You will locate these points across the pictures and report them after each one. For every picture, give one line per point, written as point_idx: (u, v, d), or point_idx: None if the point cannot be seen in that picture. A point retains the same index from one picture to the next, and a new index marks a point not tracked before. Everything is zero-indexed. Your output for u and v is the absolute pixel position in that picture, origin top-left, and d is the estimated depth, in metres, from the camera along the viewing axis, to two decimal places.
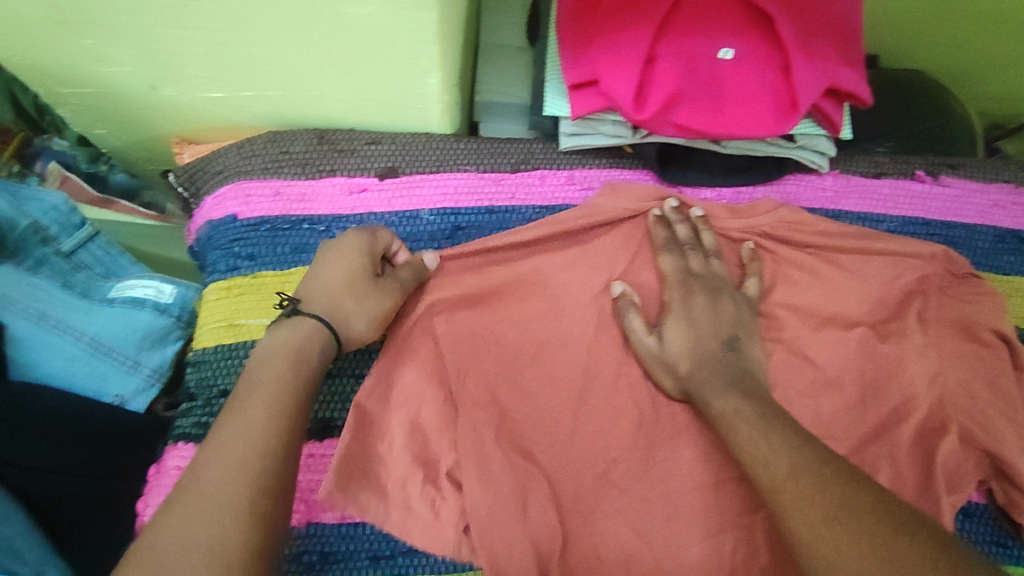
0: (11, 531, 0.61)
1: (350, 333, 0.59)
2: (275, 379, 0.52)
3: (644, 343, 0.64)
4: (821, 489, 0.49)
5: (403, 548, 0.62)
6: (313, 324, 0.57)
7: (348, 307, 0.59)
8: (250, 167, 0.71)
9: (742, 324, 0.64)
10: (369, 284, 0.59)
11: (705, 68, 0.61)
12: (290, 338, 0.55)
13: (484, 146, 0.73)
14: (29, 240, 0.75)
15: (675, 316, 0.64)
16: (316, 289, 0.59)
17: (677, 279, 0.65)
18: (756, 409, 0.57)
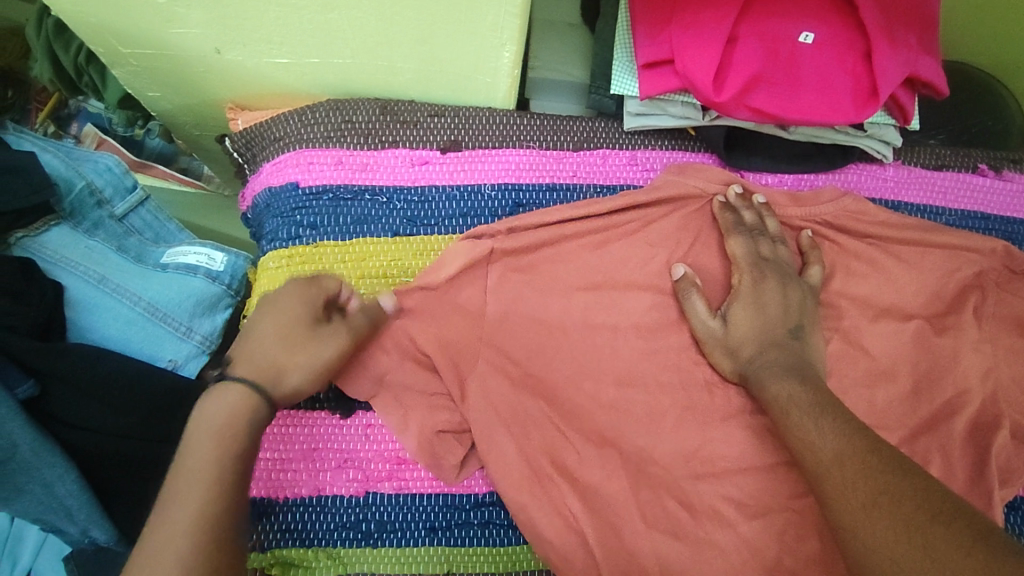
0: (64, 490, 0.65)
1: (284, 390, 0.55)
2: (210, 454, 0.49)
3: (708, 328, 0.64)
4: (863, 477, 0.49)
5: (459, 520, 0.61)
6: (240, 390, 0.53)
7: (280, 362, 0.55)
8: (312, 135, 0.71)
9: (807, 311, 0.64)
10: (311, 334, 0.56)
11: (785, 52, 0.61)
12: (219, 417, 0.51)
13: (546, 122, 0.73)
14: (85, 203, 0.74)
15: (743, 298, 0.64)
16: (247, 347, 0.55)
17: (748, 261, 0.65)
18: (810, 392, 0.58)
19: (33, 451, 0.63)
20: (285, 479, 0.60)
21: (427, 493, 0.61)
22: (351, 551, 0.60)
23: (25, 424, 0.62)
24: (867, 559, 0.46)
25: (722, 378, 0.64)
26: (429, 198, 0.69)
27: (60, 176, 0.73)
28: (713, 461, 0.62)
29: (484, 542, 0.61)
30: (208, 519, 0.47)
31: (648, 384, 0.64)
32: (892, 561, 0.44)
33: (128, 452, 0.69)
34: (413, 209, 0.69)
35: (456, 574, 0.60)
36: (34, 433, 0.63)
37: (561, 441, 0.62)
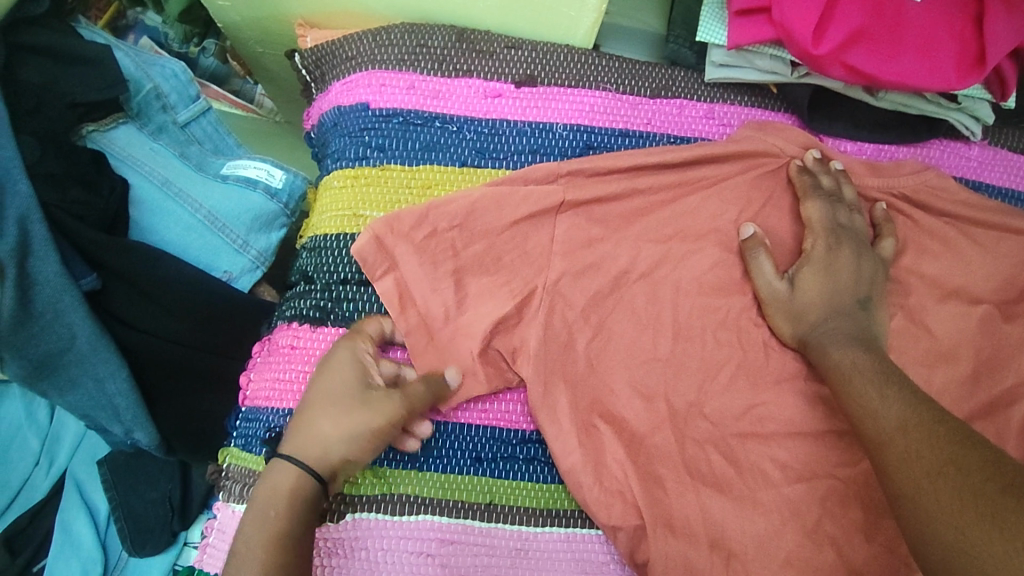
0: (116, 388, 0.66)
1: (332, 461, 0.55)
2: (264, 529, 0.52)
3: (775, 291, 0.62)
4: (924, 447, 0.48)
5: (503, 454, 0.62)
6: (285, 463, 0.55)
7: (332, 436, 0.55)
8: (386, 56, 0.69)
9: (878, 284, 0.63)
10: (359, 411, 0.56)
11: (891, 9, 0.58)
12: (272, 493, 0.54)
13: (626, 66, 0.71)
14: (151, 105, 0.74)
15: (815, 263, 0.63)
16: (299, 422, 0.57)
17: (823, 226, 0.63)
18: (877, 364, 0.56)
19: (90, 344, 0.64)
20: None
21: (476, 425, 0.62)
22: (397, 471, 0.60)
23: (87, 316, 0.63)
24: (927, 526, 0.45)
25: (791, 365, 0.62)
26: (499, 131, 0.68)
27: (130, 75, 0.72)
28: (766, 423, 0.61)
29: (527, 477, 0.62)
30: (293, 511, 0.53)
31: (706, 341, 0.63)
32: (953, 532, 0.43)
33: (176, 357, 0.70)
34: (482, 141, 0.68)
35: (498, 505, 0.60)
36: (93, 328, 0.64)
37: (613, 390, 0.61)
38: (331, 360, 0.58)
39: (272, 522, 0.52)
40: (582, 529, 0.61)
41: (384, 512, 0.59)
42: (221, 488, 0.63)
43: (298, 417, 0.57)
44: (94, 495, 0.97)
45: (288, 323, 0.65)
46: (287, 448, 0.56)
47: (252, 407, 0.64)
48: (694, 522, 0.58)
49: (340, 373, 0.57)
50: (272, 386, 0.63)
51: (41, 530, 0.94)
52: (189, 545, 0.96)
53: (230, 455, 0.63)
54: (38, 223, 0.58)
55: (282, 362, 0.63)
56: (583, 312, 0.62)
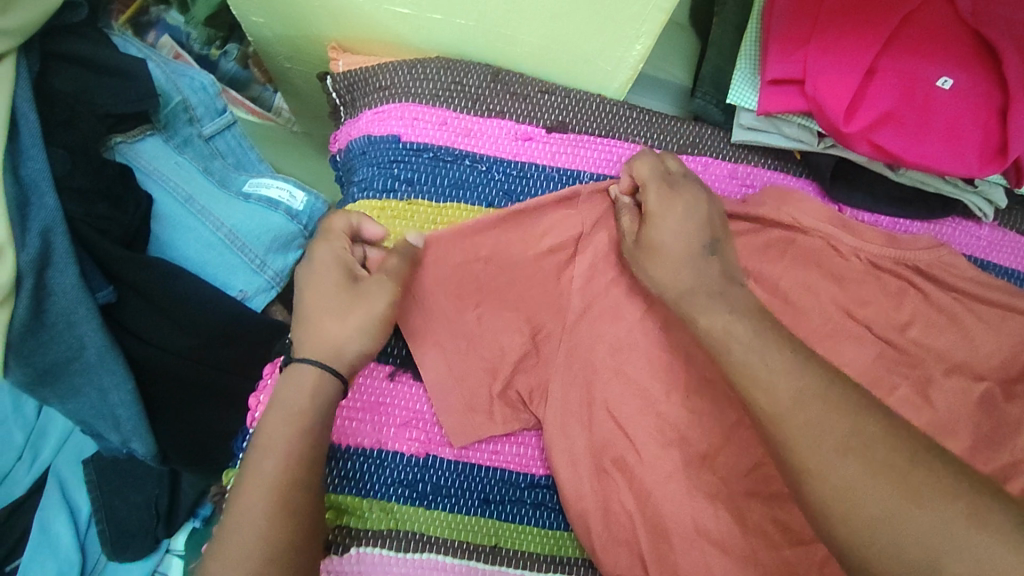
0: (120, 399, 0.66)
1: (348, 360, 0.57)
2: (286, 437, 0.52)
3: (630, 244, 0.63)
4: (830, 404, 0.50)
5: (512, 496, 0.63)
6: (304, 366, 0.55)
7: (342, 334, 0.56)
8: (420, 90, 0.70)
9: (721, 228, 0.63)
10: (350, 300, 0.57)
11: (922, 93, 0.60)
12: (292, 396, 0.54)
13: (656, 119, 0.72)
14: (178, 118, 0.73)
15: (655, 217, 0.62)
16: (304, 325, 0.57)
17: (658, 179, 0.63)
18: (766, 323, 0.56)
19: (99, 355, 0.64)
20: (348, 428, 0.61)
21: (487, 465, 0.63)
22: (405, 508, 0.60)
23: (99, 328, 0.62)
24: (835, 495, 0.46)
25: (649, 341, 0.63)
26: (527, 174, 0.69)
27: (161, 88, 0.72)
28: (772, 481, 0.62)
29: (534, 522, 0.62)
30: (272, 512, 0.50)
31: (719, 397, 0.64)
32: (870, 503, 0.45)
33: (184, 373, 0.70)
34: (511, 183, 0.69)
35: (503, 549, 0.61)
36: (105, 340, 0.63)
37: (626, 438, 0.63)
38: (313, 259, 0.60)
39: (293, 426, 0.53)
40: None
41: (389, 549, 0.58)
42: None
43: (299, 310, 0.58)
44: (77, 495, 0.98)
45: None
46: (304, 352, 0.56)
47: None
48: None
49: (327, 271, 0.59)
50: None
51: (19, 529, 0.94)
52: (171, 553, 0.98)
53: (234, 477, 0.63)
54: (61, 235, 0.58)
55: None
56: (599, 363, 0.65)
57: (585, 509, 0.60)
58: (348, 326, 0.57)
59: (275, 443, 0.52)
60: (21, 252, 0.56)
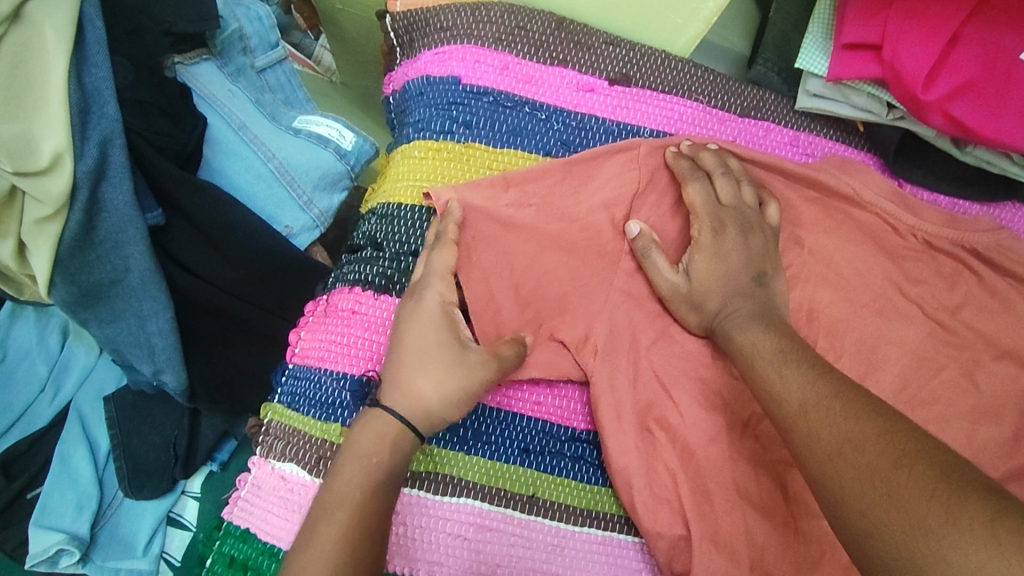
0: (157, 327, 0.65)
1: (430, 418, 0.53)
2: (356, 490, 0.49)
3: (669, 283, 0.61)
4: (838, 396, 0.48)
5: (551, 449, 0.61)
6: (384, 416, 0.52)
7: (426, 386, 0.53)
8: (483, 33, 0.68)
9: (769, 256, 0.62)
10: (457, 367, 0.54)
11: (1004, 64, 0.59)
12: (368, 453, 0.51)
13: (720, 81, 0.71)
14: (233, 46, 0.72)
15: (705, 250, 0.61)
16: (395, 371, 0.54)
17: (706, 211, 0.62)
18: (798, 346, 0.55)
19: (142, 280, 0.63)
20: None
21: (528, 416, 0.61)
22: (444, 452, 0.59)
23: (146, 251, 0.61)
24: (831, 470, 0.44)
25: (686, 330, 0.62)
26: (588, 126, 0.67)
27: (220, 14, 0.70)
28: None
29: (573, 476, 0.61)
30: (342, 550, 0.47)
31: None
32: (858, 507, 0.42)
33: (224, 308, 0.69)
34: (570, 133, 0.67)
35: (539, 499, 0.59)
36: (149, 264, 0.62)
37: (669, 399, 0.61)
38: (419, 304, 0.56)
39: (359, 481, 0.50)
40: (620, 534, 0.60)
41: (427, 491, 0.58)
42: (260, 444, 0.61)
43: (390, 354, 0.55)
44: (95, 430, 0.93)
45: (349, 286, 0.63)
46: (389, 400, 0.53)
47: (303, 365, 0.62)
48: (737, 540, 0.56)
49: (420, 324, 0.55)
50: (326, 347, 0.61)
51: (39, 457, 0.91)
52: (186, 495, 0.95)
53: (272, 412, 0.61)
54: (118, 148, 0.57)
55: (339, 324, 0.61)
56: (647, 321, 0.63)
57: (624, 467, 0.58)
58: (446, 394, 0.53)
59: (346, 490, 0.50)
60: (78, 162, 0.55)
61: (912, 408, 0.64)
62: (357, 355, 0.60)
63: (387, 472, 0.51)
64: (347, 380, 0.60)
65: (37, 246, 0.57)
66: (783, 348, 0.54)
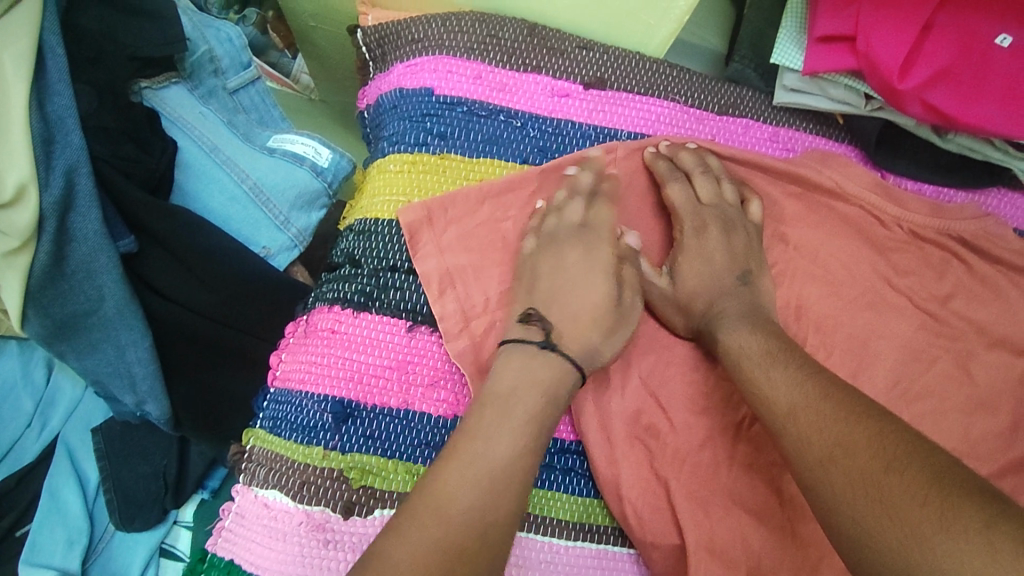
0: (136, 356, 0.64)
1: (597, 361, 0.57)
2: (517, 426, 0.50)
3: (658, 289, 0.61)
4: (828, 395, 0.47)
5: (540, 462, 0.59)
6: (559, 356, 0.55)
7: (601, 330, 0.57)
8: (454, 43, 0.67)
9: (753, 254, 0.62)
10: (614, 314, 0.58)
11: (979, 49, 0.58)
12: (529, 382, 0.53)
13: (696, 80, 0.70)
14: (203, 68, 0.71)
15: (689, 250, 0.61)
16: (555, 303, 0.58)
17: (689, 212, 0.61)
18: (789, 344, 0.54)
19: (118, 308, 0.61)
20: (375, 388, 0.59)
21: None
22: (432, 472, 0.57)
23: (119, 279, 0.60)
24: (822, 473, 0.44)
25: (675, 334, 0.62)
26: (563, 131, 0.66)
27: (188, 35, 0.69)
28: None
29: (562, 488, 0.59)
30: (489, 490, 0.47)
31: None
32: (851, 513, 0.41)
33: (203, 333, 0.68)
34: (546, 139, 0.66)
35: (530, 514, 0.58)
36: (124, 292, 0.61)
37: (660, 405, 0.59)
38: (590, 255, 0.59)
39: (524, 411, 0.51)
40: (614, 546, 0.58)
41: None
42: (243, 472, 0.59)
43: (546, 300, 0.58)
44: (84, 462, 0.92)
45: (328, 305, 0.61)
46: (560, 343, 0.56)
47: (285, 388, 0.60)
48: (734, 547, 0.55)
49: (569, 274, 0.59)
50: (307, 369, 0.60)
51: (27, 494, 0.89)
52: (178, 526, 0.92)
53: (254, 437, 0.60)
54: (85, 176, 0.56)
55: (320, 345, 0.60)
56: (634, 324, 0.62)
57: (616, 479, 0.57)
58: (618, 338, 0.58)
59: (512, 421, 0.50)
60: (44, 193, 0.54)
61: (907, 402, 0.63)
62: (338, 376, 0.59)
63: (547, 408, 0.52)
64: (328, 402, 0.58)
65: (6, 279, 0.55)
66: (771, 350, 0.53)
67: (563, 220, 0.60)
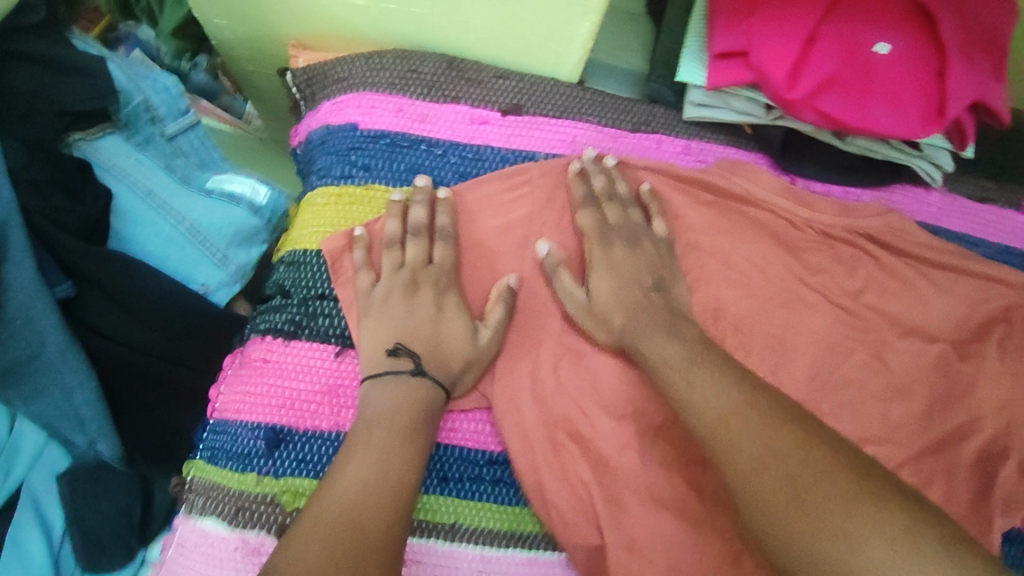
0: (81, 398, 0.65)
1: (451, 369, 0.61)
2: (389, 451, 0.53)
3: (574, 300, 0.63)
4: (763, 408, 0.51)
5: (470, 474, 0.62)
6: (425, 380, 0.59)
7: (463, 353, 0.61)
8: (376, 79, 0.70)
9: (663, 263, 0.65)
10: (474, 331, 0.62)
11: (862, 57, 0.61)
12: (387, 408, 0.56)
13: (608, 101, 0.74)
14: (140, 117, 0.74)
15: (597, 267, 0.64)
16: (421, 331, 0.61)
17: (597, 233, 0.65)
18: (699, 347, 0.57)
19: (59, 352, 0.63)
20: (306, 412, 0.62)
21: (443, 443, 0.62)
22: None
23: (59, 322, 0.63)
24: (752, 473, 0.47)
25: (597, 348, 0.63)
26: (483, 157, 0.70)
27: (122, 87, 0.72)
28: None
29: (492, 499, 0.62)
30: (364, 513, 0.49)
31: None
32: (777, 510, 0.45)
33: (148, 371, 0.70)
34: (466, 165, 0.69)
35: (463, 526, 0.60)
36: (65, 335, 0.63)
37: (583, 412, 0.61)
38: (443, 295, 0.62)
39: (390, 443, 0.54)
40: (545, 552, 0.60)
41: (418, 537, 0.59)
42: (184, 502, 0.61)
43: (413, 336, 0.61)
44: (52, 510, 0.81)
45: (260, 336, 0.64)
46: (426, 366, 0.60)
47: (221, 419, 0.62)
48: (655, 544, 0.57)
49: (452, 309, 0.62)
50: (242, 399, 0.62)
51: None
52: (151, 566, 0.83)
53: (194, 468, 0.62)
54: (17, 228, 0.59)
55: (254, 374, 0.62)
56: (558, 335, 0.64)
57: (539, 483, 0.60)
58: (484, 348, 0.62)
59: (378, 453, 0.53)
60: None
61: (826, 393, 0.65)
62: (271, 404, 0.62)
63: (410, 432, 0.55)
64: (261, 429, 0.61)
65: None
66: (689, 357, 0.57)
67: (410, 259, 0.63)
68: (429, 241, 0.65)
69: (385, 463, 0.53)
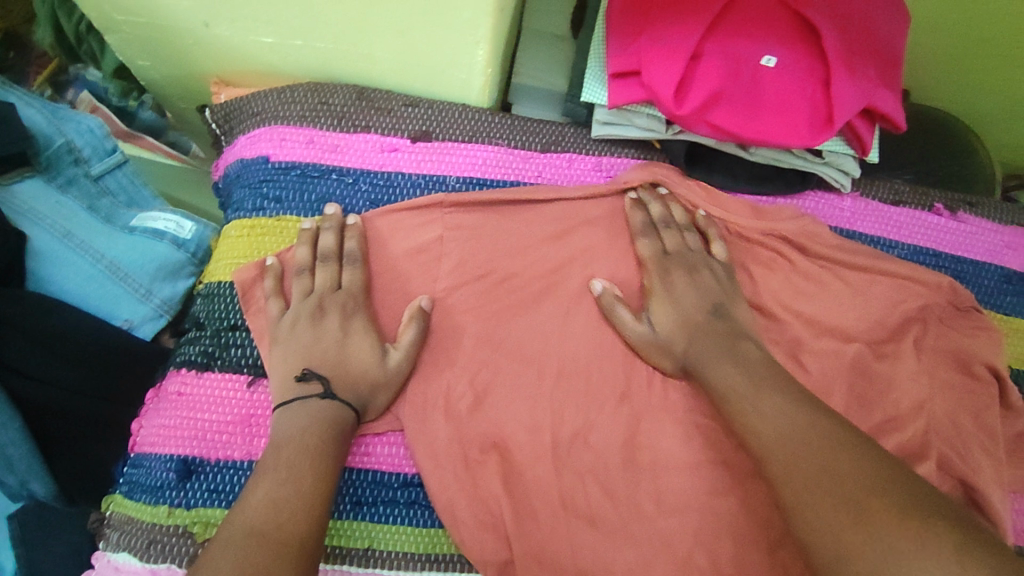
0: (5, 438, 0.62)
1: (359, 391, 0.60)
2: (299, 466, 0.53)
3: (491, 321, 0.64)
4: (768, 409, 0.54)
5: (385, 498, 0.62)
6: (330, 403, 0.59)
7: (370, 376, 0.61)
8: (287, 112, 0.72)
9: None
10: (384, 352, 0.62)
11: (748, 72, 0.63)
12: (296, 427, 0.56)
13: (519, 123, 0.75)
14: (62, 159, 0.77)
15: None
16: (331, 354, 0.61)
17: None
18: None
19: None
20: (219, 442, 0.62)
21: (357, 469, 0.62)
22: None
23: None
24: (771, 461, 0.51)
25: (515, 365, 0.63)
26: (394, 183, 0.71)
27: (43, 132, 0.76)
28: (645, 460, 0.62)
29: (407, 522, 0.62)
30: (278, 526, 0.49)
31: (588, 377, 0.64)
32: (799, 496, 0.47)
33: (75, 409, 0.69)
34: (377, 192, 0.71)
35: (378, 550, 0.61)
36: None
37: (493, 430, 0.62)
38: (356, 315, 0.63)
39: (297, 457, 0.54)
40: (461, 573, 0.61)
41: (331, 564, 0.60)
42: (103, 538, 0.61)
43: (322, 360, 0.61)
44: None
45: (176, 369, 0.64)
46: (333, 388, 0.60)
47: (137, 454, 0.63)
48: None
49: (364, 329, 0.63)
50: (157, 432, 0.62)
51: None
52: None
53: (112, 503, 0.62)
54: None
55: (168, 407, 0.63)
56: (470, 354, 0.65)
57: (450, 502, 0.60)
58: (394, 369, 0.62)
59: (292, 464, 0.53)
60: None
61: None
62: (184, 436, 0.62)
63: (320, 449, 0.55)
64: (173, 462, 0.61)
65: None
66: (745, 387, 0.57)
67: (319, 284, 0.64)
68: (338, 266, 0.65)
69: (299, 478, 0.53)
